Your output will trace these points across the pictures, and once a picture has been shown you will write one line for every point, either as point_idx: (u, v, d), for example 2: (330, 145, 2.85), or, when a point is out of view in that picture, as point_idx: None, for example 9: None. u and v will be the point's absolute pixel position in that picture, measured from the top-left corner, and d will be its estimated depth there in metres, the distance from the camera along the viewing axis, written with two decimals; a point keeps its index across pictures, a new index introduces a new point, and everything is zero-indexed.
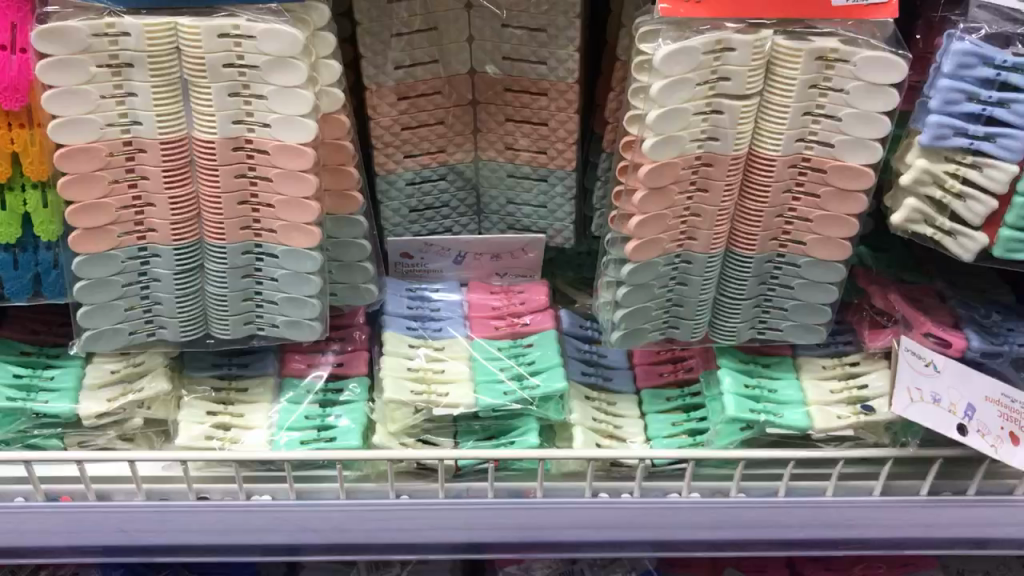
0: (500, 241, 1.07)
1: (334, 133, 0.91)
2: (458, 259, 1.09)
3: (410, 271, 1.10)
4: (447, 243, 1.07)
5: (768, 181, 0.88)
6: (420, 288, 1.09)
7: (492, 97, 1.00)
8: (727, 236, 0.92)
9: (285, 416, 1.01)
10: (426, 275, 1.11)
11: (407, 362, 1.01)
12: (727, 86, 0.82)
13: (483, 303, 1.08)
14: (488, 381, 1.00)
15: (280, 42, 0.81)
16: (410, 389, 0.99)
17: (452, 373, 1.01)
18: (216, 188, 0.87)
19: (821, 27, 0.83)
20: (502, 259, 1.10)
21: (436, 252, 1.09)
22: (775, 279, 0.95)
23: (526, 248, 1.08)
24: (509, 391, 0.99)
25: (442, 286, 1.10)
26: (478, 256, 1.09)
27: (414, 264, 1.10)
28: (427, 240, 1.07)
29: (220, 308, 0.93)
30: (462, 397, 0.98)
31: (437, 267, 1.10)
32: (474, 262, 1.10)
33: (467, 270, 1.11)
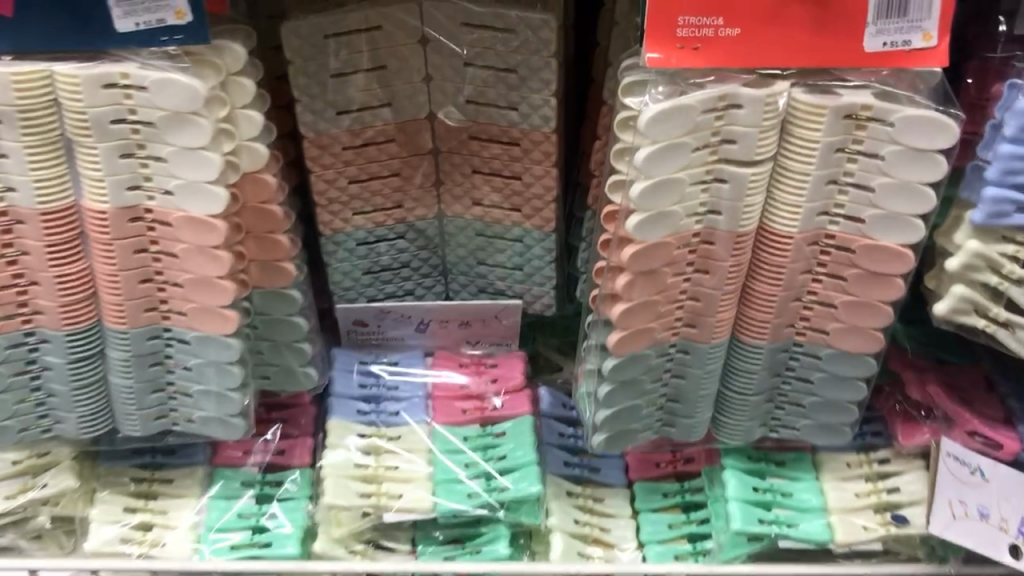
0: (470, 308, 0.92)
1: (259, 194, 0.75)
2: (420, 326, 0.94)
3: (365, 340, 0.95)
4: (407, 310, 0.92)
5: (783, 261, 0.72)
6: (376, 361, 0.94)
7: (457, 146, 0.85)
8: (733, 323, 0.76)
9: (216, 515, 0.87)
10: (385, 345, 0.96)
11: (354, 458, 0.86)
12: (732, 150, 0.66)
13: (450, 378, 0.93)
14: (445, 483, 0.85)
15: (177, 95, 0.66)
16: (356, 490, 0.84)
17: (408, 470, 0.86)
18: (112, 265, 0.72)
19: (850, 79, 0.67)
20: (473, 326, 0.94)
21: (394, 320, 0.93)
22: (790, 371, 0.79)
23: (501, 315, 0.92)
24: (475, 495, 0.84)
25: (402, 357, 0.95)
26: (444, 324, 0.94)
27: (370, 333, 0.94)
28: (384, 306, 0.91)
29: (126, 402, 0.79)
30: (421, 498, 0.83)
31: (397, 336, 0.95)
32: (440, 330, 0.94)
33: (432, 339, 0.95)
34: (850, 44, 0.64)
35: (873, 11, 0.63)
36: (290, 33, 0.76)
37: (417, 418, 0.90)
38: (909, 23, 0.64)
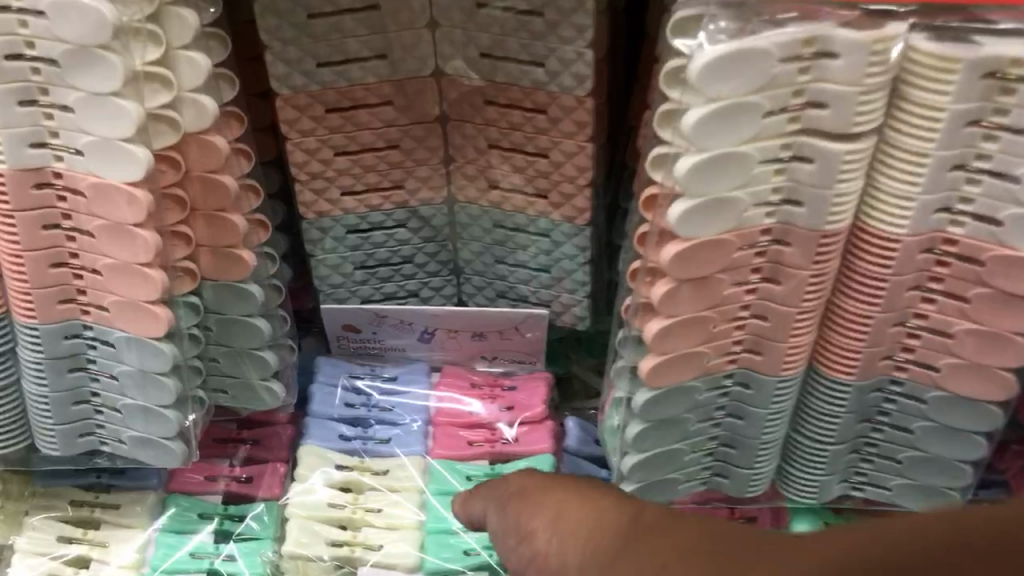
0: (484, 317, 0.74)
1: (205, 161, 0.59)
2: (425, 335, 0.76)
3: (359, 349, 0.78)
4: (406, 315, 0.74)
5: (885, 275, 0.53)
6: (369, 374, 0.78)
7: (469, 113, 0.68)
8: (810, 351, 0.57)
9: (163, 554, 0.72)
10: (384, 355, 0.79)
11: (327, 496, 0.72)
12: (821, 116, 0.48)
13: (458, 397, 0.77)
14: (434, 535, 0.71)
15: (80, 22, 0.50)
16: (326, 539, 0.71)
17: (392, 515, 0.72)
18: (14, 243, 0.57)
19: (998, 21, 0.47)
20: (489, 339, 0.76)
21: (392, 327, 0.76)
22: (883, 417, 0.60)
23: (521, 327, 0.74)
24: (472, 552, 0.70)
25: (402, 370, 0.79)
26: (453, 334, 0.76)
27: (362, 340, 0.77)
28: (378, 310, 0.74)
29: (42, 415, 0.63)
30: (403, 553, 0.70)
31: (398, 345, 0.78)
32: (448, 341, 0.77)
33: (439, 351, 0.78)
34: None
35: None
36: None
37: (411, 450, 0.75)
38: None
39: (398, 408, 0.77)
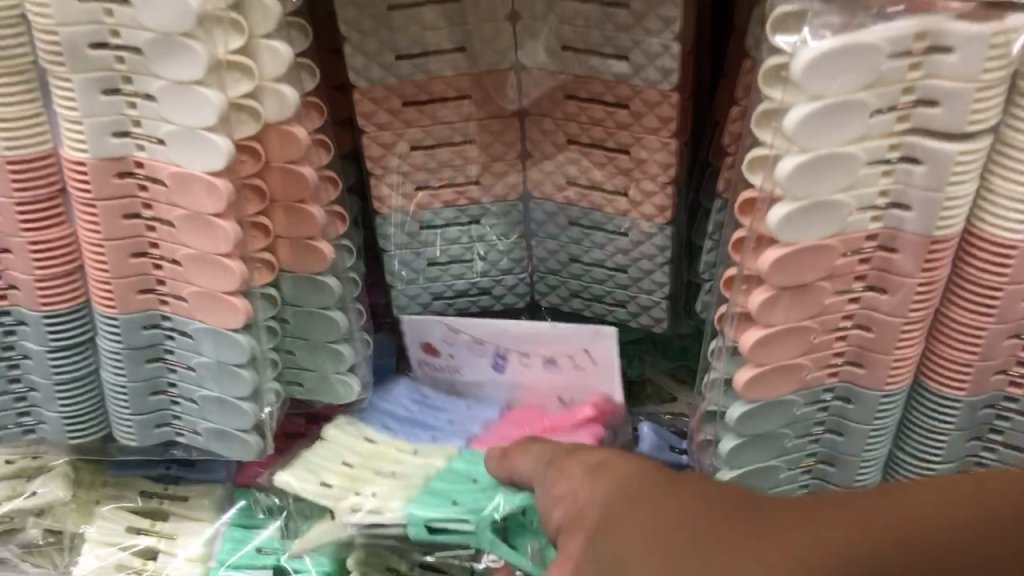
0: (556, 336, 0.68)
1: (286, 152, 0.58)
2: (499, 357, 0.71)
3: (442, 378, 0.74)
4: (480, 332, 0.70)
5: (999, 283, 0.50)
6: (443, 399, 0.73)
7: (549, 108, 0.66)
8: (915, 364, 0.54)
9: (229, 549, 0.71)
10: (460, 384, 0.74)
11: (343, 454, 0.67)
12: (934, 115, 0.45)
13: (529, 418, 0.70)
14: (433, 488, 0.63)
15: (165, 10, 0.50)
16: (320, 478, 0.65)
17: (399, 477, 0.65)
18: (96, 233, 0.57)
19: None
20: (563, 370, 0.70)
21: (466, 347, 0.71)
22: (997, 437, 0.56)
23: (591, 348, 0.68)
24: (458, 502, 0.61)
25: (481, 399, 0.73)
26: (526, 359, 0.70)
27: (440, 364, 0.73)
28: (451, 323, 0.70)
29: (119, 405, 0.63)
30: (389, 499, 0.62)
31: (476, 377, 0.73)
32: (522, 371, 0.71)
33: (517, 383, 0.72)
34: None
35: None
36: None
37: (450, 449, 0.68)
38: None
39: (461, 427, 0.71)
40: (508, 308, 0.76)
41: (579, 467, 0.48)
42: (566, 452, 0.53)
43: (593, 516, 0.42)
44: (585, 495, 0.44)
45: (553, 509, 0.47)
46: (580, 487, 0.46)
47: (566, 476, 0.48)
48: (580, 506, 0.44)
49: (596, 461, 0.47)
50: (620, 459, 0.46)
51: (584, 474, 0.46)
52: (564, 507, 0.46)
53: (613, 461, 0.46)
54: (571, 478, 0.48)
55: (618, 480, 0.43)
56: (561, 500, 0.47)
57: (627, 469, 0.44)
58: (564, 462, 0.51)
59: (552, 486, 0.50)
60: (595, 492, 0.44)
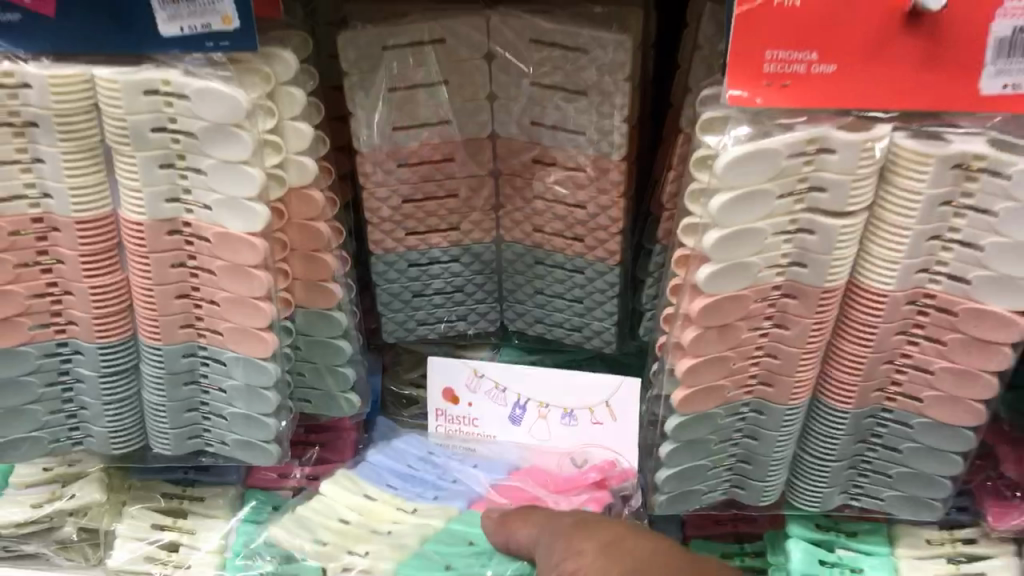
0: (580, 385, 0.82)
1: (306, 210, 0.71)
2: (521, 407, 0.84)
3: (459, 434, 0.86)
4: (504, 378, 0.83)
5: (874, 322, 0.64)
6: (457, 457, 0.85)
7: (519, 168, 0.79)
8: (813, 383, 0.69)
9: (242, 539, 0.82)
10: (474, 442, 0.86)
11: (343, 512, 0.78)
12: (822, 198, 0.60)
13: (540, 478, 0.81)
14: (425, 547, 0.74)
15: (218, 105, 0.61)
16: (315, 537, 0.76)
17: (394, 536, 0.76)
18: (148, 279, 0.68)
19: (962, 125, 0.59)
20: (582, 423, 0.83)
21: (488, 395, 0.84)
22: (877, 439, 0.71)
23: (613, 395, 0.81)
24: (450, 567, 0.72)
25: (497, 459, 0.84)
26: (546, 411, 0.83)
27: (458, 415, 0.86)
28: (477, 367, 0.83)
29: (159, 420, 0.75)
30: (381, 559, 0.73)
31: (491, 432, 0.85)
32: (536, 428, 0.84)
33: (529, 437, 0.85)
34: (967, 84, 0.57)
35: (993, 49, 0.56)
36: (347, 44, 0.72)
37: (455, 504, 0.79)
38: None
39: (471, 488, 0.81)
40: (481, 331, 0.89)
41: (589, 538, 0.61)
42: (570, 523, 0.64)
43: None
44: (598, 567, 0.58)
45: (560, 569, 0.60)
46: (595, 556, 0.59)
47: (574, 549, 0.60)
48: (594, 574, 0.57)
49: (604, 540, 0.60)
50: (625, 542, 0.59)
51: (595, 551, 0.59)
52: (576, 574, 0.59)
53: (621, 543, 0.59)
54: (580, 547, 0.60)
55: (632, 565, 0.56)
56: (569, 573, 0.59)
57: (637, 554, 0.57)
58: (573, 535, 0.63)
59: (561, 546, 0.62)
60: (613, 570, 0.57)
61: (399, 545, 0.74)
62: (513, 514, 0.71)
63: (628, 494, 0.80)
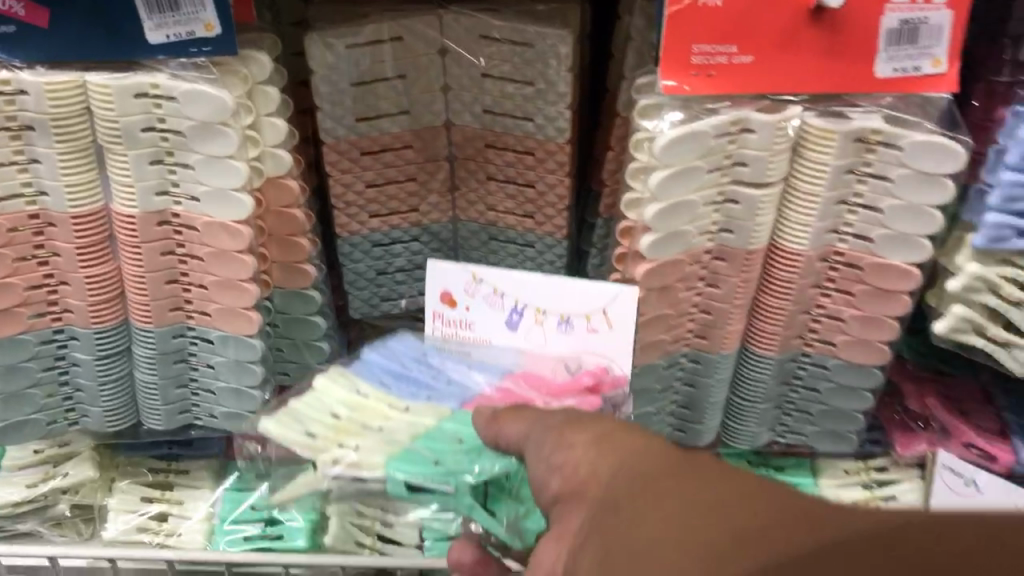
0: (577, 293, 0.71)
1: (282, 198, 0.77)
2: (519, 314, 0.73)
3: (452, 339, 0.75)
4: (502, 283, 0.72)
5: (793, 278, 0.74)
6: (447, 366, 0.72)
7: (473, 153, 0.87)
8: (742, 334, 0.78)
9: (229, 507, 0.90)
10: (469, 346, 0.74)
11: (332, 406, 0.68)
12: (745, 172, 0.69)
13: (534, 382, 0.69)
14: (415, 442, 0.64)
15: (205, 105, 0.68)
16: (305, 430, 0.66)
17: (386, 431, 0.65)
18: (139, 267, 0.74)
19: (861, 104, 0.69)
20: (578, 332, 0.72)
21: (486, 302, 0.73)
22: (798, 380, 0.81)
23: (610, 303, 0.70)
24: (438, 463, 0.62)
25: (494, 364, 0.73)
26: (543, 319, 0.72)
27: (455, 320, 0.74)
28: (475, 271, 0.72)
29: (150, 397, 0.81)
30: (372, 453, 0.63)
31: (486, 335, 0.74)
32: (535, 331, 0.73)
33: (528, 345, 0.73)
34: (862, 69, 0.67)
35: (884, 38, 0.66)
36: (314, 44, 0.79)
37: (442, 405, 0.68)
38: (918, 49, 0.66)
39: (464, 389, 0.70)
40: None
41: (582, 432, 0.51)
42: (562, 414, 0.55)
43: (601, 499, 0.44)
44: (595, 474, 0.47)
45: (547, 464, 0.52)
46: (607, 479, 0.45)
47: (566, 443, 0.51)
48: (586, 485, 0.47)
49: (599, 432, 0.50)
50: (625, 437, 0.48)
51: (587, 443, 0.50)
52: (567, 478, 0.49)
53: (617, 437, 0.48)
54: (570, 441, 0.51)
55: (632, 468, 0.44)
56: (561, 470, 0.50)
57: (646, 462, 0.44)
58: (565, 428, 0.53)
59: (548, 441, 0.53)
60: (600, 468, 0.47)
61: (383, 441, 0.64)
62: (506, 409, 0.60)
63: (619, 403, 0.70)
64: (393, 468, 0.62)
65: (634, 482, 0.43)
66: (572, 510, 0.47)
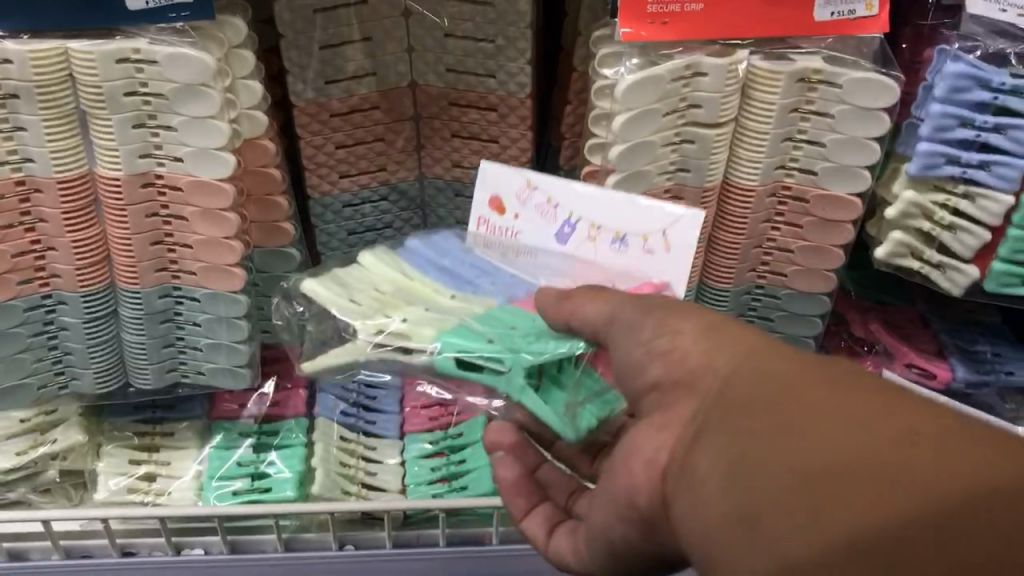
0: (635, 210, 0.73)
1: (258, 158, 0.80)
2: (571, 227, 0.74)
3: (496, 242, 0.77)
4: (558, 192, 0.74)
5: (746, 213, 0.80)
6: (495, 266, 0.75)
7: (437, 112, 0.91)
8: (700, 270, 0.84)
9: (216, 464, 0.93)
10: (512, 252, 0.76)
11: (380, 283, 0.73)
12: (699, 113, 0.74)
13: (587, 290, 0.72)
14: (463, 322, 0.69)
15: (187, 68, 0.71)
16: (351, 297, 0.72)
17: (434, 309, 0.70)
18: (125, 229, 0.77)
19: (802, 46, 0.75)
20: (633, 251, 0.73)
21: (537, 211, 0.76)
22: (753, 311, 0.87)
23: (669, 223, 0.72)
24: (488, 340, 0.67)
25: (538, 270, 0.74)
26: (598, 235, 0.74)
27: (502, 225, 0.77)
28: (530, 177, 0.75)
29: (138, 357, 0.83)
30: (422, 325, 0.68)
31: (532, 244, 0.76)
32: (586, 244, 0.75)
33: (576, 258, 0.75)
34: (802, 14, 0.72)
35: None
36: (283, 8, 0.82)
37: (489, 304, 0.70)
38: None
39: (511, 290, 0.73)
40: None
41: (688, 318, 0.55)
42: (660, 299, 0.59)
43: (723, 385, 0.49)
44: (710, 360, 0.51)
45: (649, 348, 0.56)
46: (728, 364, 0.50)
47: (672, 328, 0.55)
48: (702, 371, 0.51)
49: (705, 321, 0.54)
50: (733, 328, 0.53)
51: (696, 330, 0.54)
52: (675, 361, 0.53)
53: (727, 326, 0.53)
54: (675, 327, 0.55)
55: (755, 359, 0.49)
56: (665, 354, 0.54)
57: (767, 353, 0.49)
58: (665, 310, 0.57)
59: (650, 323, 0.56)
60: (718, 356, 0.51)
61: (432, 320, 0.69)
62: (578, 291, 0.64)
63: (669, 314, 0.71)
64: (439, 338, 0.67)
65: (759, 374, 0.48)
66: (684, 394, 0.52)
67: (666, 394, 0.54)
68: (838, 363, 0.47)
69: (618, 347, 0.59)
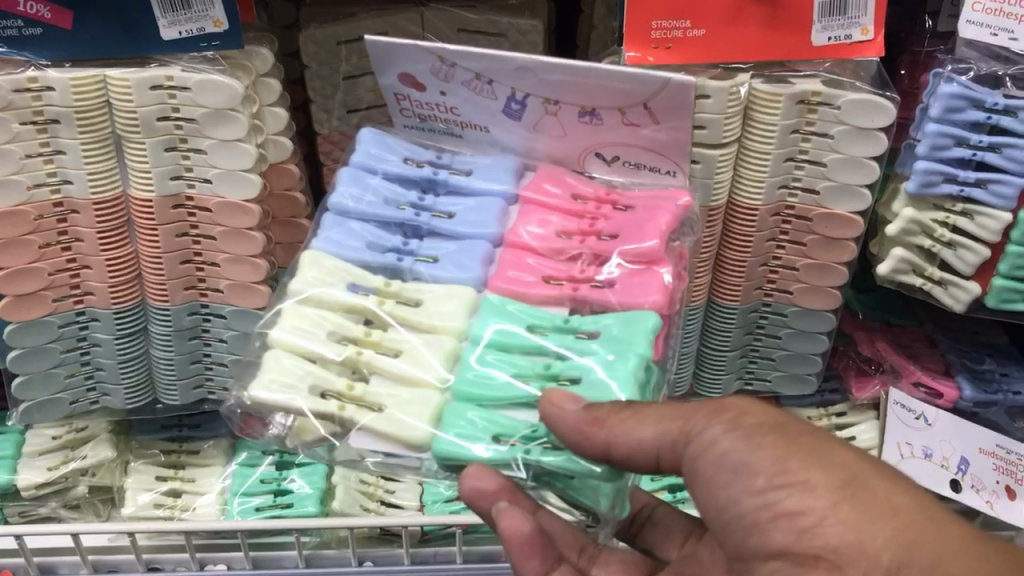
0: (608, 91, 0.75)
1: (283, 183, 0.84)
2: (517, 102, 0.78)
3: (432, 113, 0.82)
4: (480, 68, 0.76)
5: (750, 231, 0.83)
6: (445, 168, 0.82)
7: None
8: (709, 287, 0.87)
9: (239, 481, 0.95)
10: (452, 120, 0.82)
11: (333, 320, 0.72)
12: (703, 134, 0.77)
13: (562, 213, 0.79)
14: (458, 403, 0.67)
15: (217, 94, 0.75)
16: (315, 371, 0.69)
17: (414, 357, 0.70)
18: (156, 248, 0.81)
19: (802, 70, 0.78)
20: (610, 118, 0.77)
21: (464, 84, 0.78)
22: (761, 329, 0.90)
23: (650, 105, 0.75)
24: (503, 441, 0.65)
25: (497, 141, 0.83)
26: (554, 107, 0.78)
27: (437, 101, 0.81)
28: (441, 54, 0.76)
29: (167, 373, 0.88)
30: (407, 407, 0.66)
31: (480, 121, 0.81)
32: (542, 110, 0.79)
33: (524, 143, 0.82)
34: (801, 38, 0.76)
35: (818, 10, 0.75)
36: (307, 40, 0.86)
37: (463, 275, 0.74)
38: (848, 19, 0.75)
39: (491, 199, 0.80)
40: None
41: (818, 468, 0.55)
42: (760, 420, 0.58)
43: None
44: (866, 542, 0.53)
45: (767, 501, 0.55)
46: (891, 554, 0.53)
47: (801, 482, 0.55)
48: (857, 550, 0.53)
49: (834, 477, 0.55)
50: (870, 491, 0.55)
51: (832, 492, 0.55)
52: (811, 531, 0.54)
53: (867, 491, 0.55)
54: (805, 480, 0.55)
55: (918, 553, 0.53)
56: (801, 516, 0.54)
57: (926, 547, 0.53)
58: (778, 450, 0.56)
59: (766, 468, 0.56)
60: (876, 538, 0.53)
61: (425, 404, 0.67)
62: (603, 414, 0.60)
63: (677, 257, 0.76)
64: (451, 451, 0.64)
65: None
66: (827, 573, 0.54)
67: (799, 563, 0.54)
68: (987, 558, 0.54)
69: (716, 485, 0.58)
